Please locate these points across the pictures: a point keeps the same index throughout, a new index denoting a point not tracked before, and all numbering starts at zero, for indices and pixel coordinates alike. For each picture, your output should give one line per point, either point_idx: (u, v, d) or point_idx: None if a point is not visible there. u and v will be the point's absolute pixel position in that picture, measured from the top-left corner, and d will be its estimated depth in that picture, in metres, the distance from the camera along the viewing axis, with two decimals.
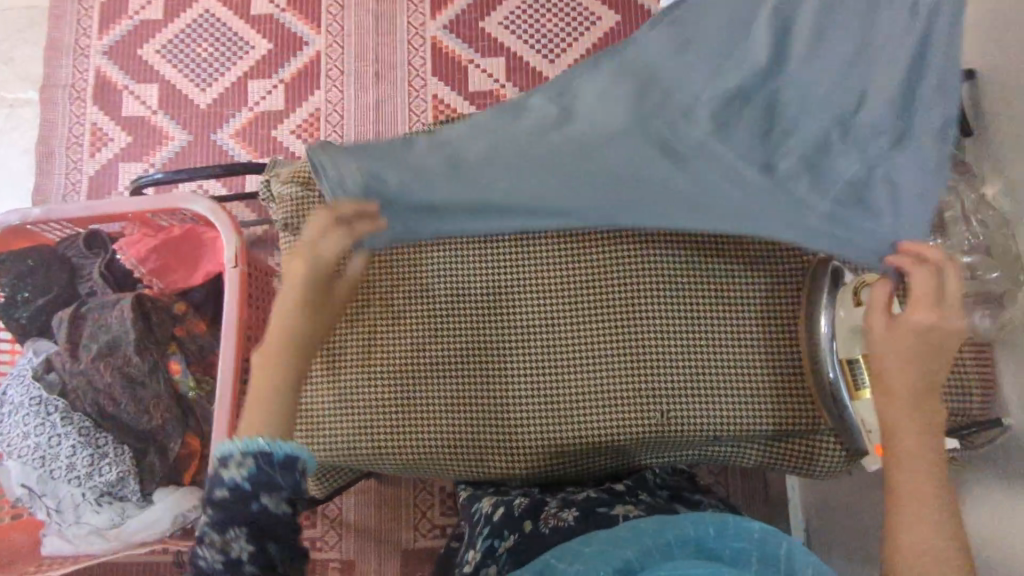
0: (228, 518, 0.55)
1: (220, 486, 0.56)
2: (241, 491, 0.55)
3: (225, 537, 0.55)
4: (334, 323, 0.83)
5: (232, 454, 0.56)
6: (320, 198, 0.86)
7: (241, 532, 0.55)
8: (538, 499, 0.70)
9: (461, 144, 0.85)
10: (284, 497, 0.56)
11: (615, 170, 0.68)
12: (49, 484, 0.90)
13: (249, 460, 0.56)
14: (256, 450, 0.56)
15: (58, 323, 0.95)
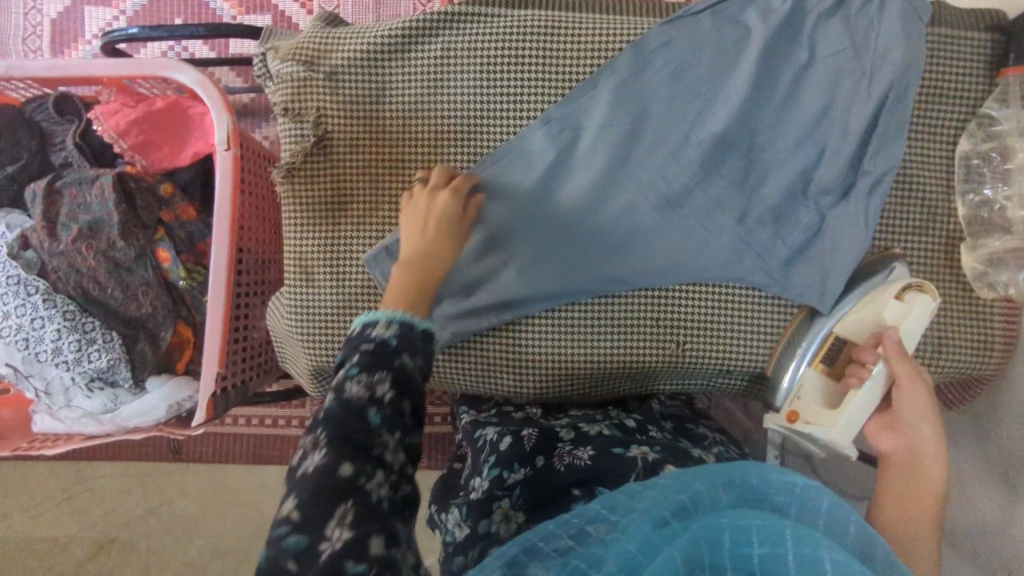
0: (375, 363, 0.51)
1: (367, 341, 0.52)
2: (385, 345, 0.52)
3: (373, 378, 0.50)
4: (339, 224, 0.78)
5: (376, 318, 0.54)
6: (326, 83, 0.77)
7: (386, 378, 0.51)
8: (548, 430, 0.71)
9: (487, 31, 0.76)
10: (422, 364, 0.54)
11: (632, 209, 0.76)
12: (35, 365, 0.86)
13: (395, 324, 0.54)
14: (403, 318, 0.54)
15: (31, 196, 0.87)
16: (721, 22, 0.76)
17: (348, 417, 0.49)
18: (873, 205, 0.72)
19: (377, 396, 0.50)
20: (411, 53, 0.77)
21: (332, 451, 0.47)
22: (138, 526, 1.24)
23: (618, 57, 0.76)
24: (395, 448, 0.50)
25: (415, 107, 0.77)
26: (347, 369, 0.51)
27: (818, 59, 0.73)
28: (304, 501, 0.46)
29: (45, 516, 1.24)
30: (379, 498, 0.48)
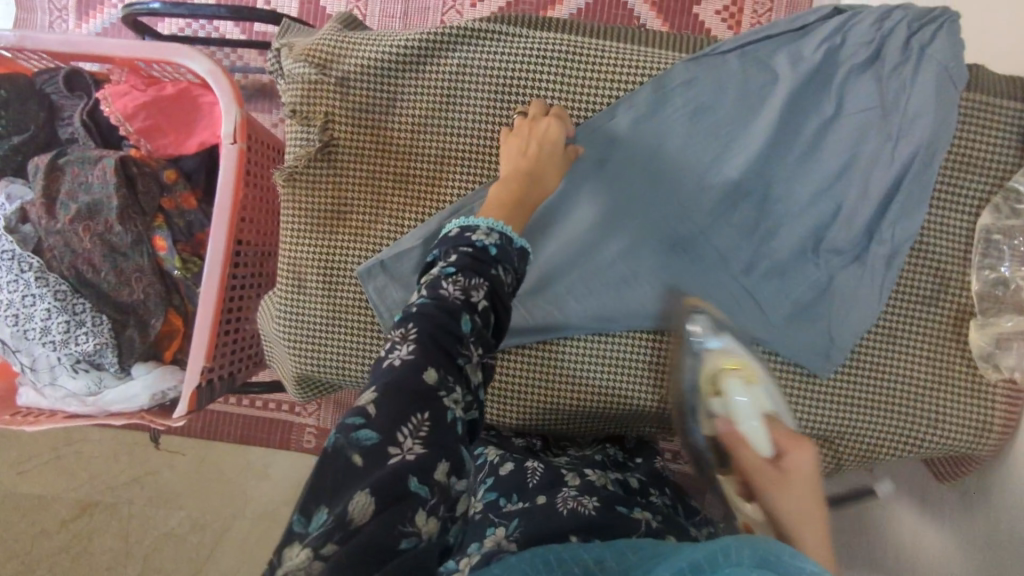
0: (472, 267, 0.52)
1: (467, 244, 0.54)
2: (485, 252, 0.54)
3: (471, 282, 0.51)
4: (337, 234, 0.77)
5: (477, 225, 0.56)
6: (337, 88, 0.75)
7: (483, 285, 0.51)
8: (553, 467, 0.70)
9: (506, 50, 0.74)
10: (512, 282, 0.55)
11: (636, 247, 0.75)
12: (23, 342, 0.86)
13: (494, 234, 0.56)
14: (503, 231, 0.56)
15: (34, 170, 0.86)
16: (748, 66, 0.73)
17: (443, 314, 0.49)
18: (887, 276, 0.71)
19: (471, 301, 0.50)
20: (427, 65, 0.75)
21: (420, 351, 0.47)
22: (121, 493, 1.24)
23: (639, 89, 0.74)
24: (475, 366, 0.50)
25: (425, 121, 0.75)
26: (444, 267, 0.52)
27: (844, 113, 0.71)
28: (383, 396, 0.45)
29: (32, 473, 1.25)
30: (455, 417, 0.46)
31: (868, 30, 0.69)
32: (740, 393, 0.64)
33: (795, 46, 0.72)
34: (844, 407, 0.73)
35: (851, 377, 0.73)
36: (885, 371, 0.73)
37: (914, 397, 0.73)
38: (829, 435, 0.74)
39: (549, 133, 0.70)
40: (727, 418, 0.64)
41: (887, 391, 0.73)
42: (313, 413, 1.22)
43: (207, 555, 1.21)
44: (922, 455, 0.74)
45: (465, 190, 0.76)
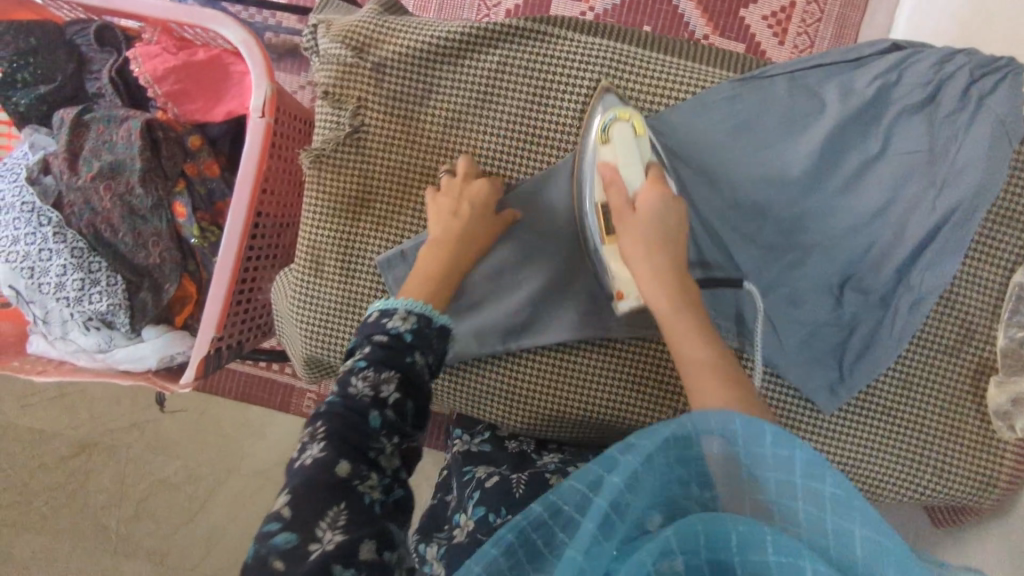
0: (386, 358, 0.57)
1: (383, 332, 0.59)
2: (400, 339, 0.59)
3: (379, 376, 0.56)
4: (358, 222, 0.76)
5: (397, 309, 0.61)
6: (373, 74, 0.74)
7: (394, 375, 0.56)
8: (539, 474, 0.70)
9: (549, 53, 0.73)
10: (429, 362, 0.60)
11: None
12: (36, 294, 0.86)
13: (412, 317, 0.61)
14: (419, 312, 0.62)
15: (60, 123, 0.86)
16: (796, 92, 0.71)
17: (350, 412, 0.53)
18: (908, 324, 0.71)
19: (380, 396, 0.55)
20: (466, 59, 0.73)
21: (331, 447, 0.51)
22: (120, 437, 1.25)
23: (681, 105, 0.73)
24: (389, 455, 0.54)
25: (459, 116, 0.74)
26: (359, 358, 0.58)
27: (889, 153, 0.69)
28: (295, 497, 0.48)
29: (36, 408, 1.26)
30: (371, 500, 0.50)
31: (927, 71, 0.68)
32: (626, 138, 0.67)
33: (849, 77, 0.71)
34: (857, 445, 0.74)
35: (866, 418, 0.73)
36: (902, 413, 0.73)
37: (926, 443, 0.73)
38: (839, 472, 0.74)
39: (481, 193, 0.72)
40: (608, 160, 0.68)
41: (902, 434, 0.73)
42: None
43: (200, 505, 1.23)
44: (925, 500, 0.75)
45: None
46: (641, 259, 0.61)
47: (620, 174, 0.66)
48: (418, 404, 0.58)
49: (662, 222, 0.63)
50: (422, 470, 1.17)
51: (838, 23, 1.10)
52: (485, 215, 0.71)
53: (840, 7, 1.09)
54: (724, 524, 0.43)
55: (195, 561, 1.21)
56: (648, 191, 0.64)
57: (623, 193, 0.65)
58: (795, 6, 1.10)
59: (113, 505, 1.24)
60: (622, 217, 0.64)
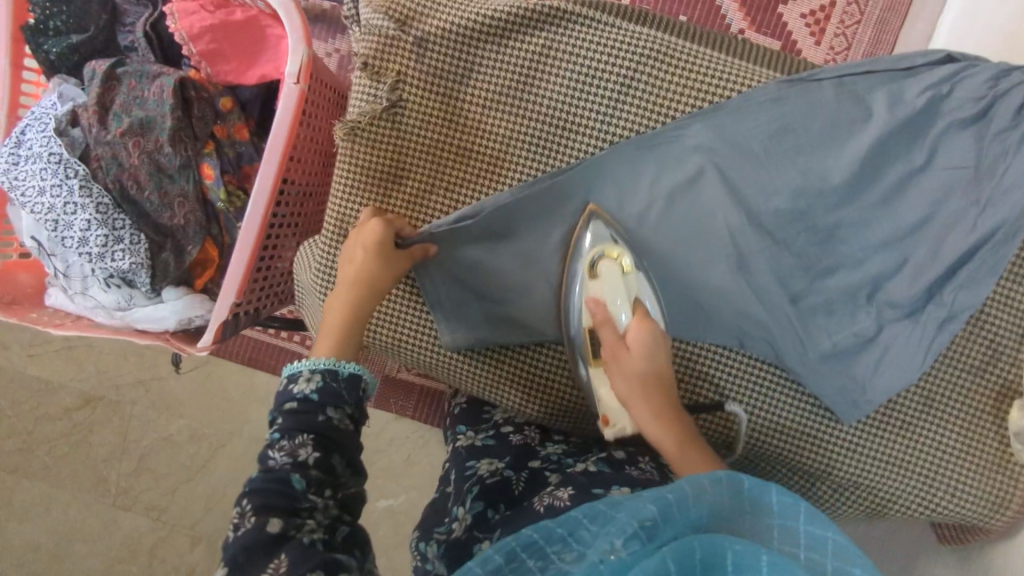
0: (297, 423, 0.60)
1: (290, 399, 0.61)
2: (308, 400, 0.61)
3: (294, 443, 0.59)
4: (390, 199, 0.75)
5: (301, 372, 0.63)
6: (415, 48, 0.72)
7: (309, 439, 0.59)
8: (540, 474, 0.70)
9: (596, 39, 0.72)
10: (346, 412, 0.63)
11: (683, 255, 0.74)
12: (59, 247, 0.86)
13: (316, 376, 0.63)
14: (324, 368, 0.63)
15: (91, 74, 0.84)
16: (847, 96, 0.70)
17: (270, 483, 0.57)
18: (939, 338, 0.70)
19: (299, 460, 0.58)
20: (510, 40, 0.72)
21: (261, 514, 0.56)
22: (126, 393, 1.25)
23: (727, 102, 0.72)
24: (324, 507, 0.58)
25: (499, 98, 0.73)
26: (273, 430, 0.60)
27: (934, 165, 0.68)
28: (236, 563, 0.54)
29: (44, 358, 1.26)
30: (312, 540, 0.55)
31: (982, 84, 0.66)
32: (612, 277, 0.72)
33: (898, 86, 0.69)
34: (872, 459, 0.74)
35: (882, 433, 0.74)
36: (919, 431, 0.73)
37: (940, 462, 0.73)
38: (850, 484, 0.75)
39: (376, 237, 0.70)
40: (595, 297, 0.72)
41: (917, 451, 0.74)
42: None
43: (201, 466, 1.23)
44: (932, 517, 0.76)
45: (526, 176, 0.74)
46: (634, 401, 0.66)
47: (610, 312, 0.71)
48: (344, 452, 0.61)
49: (656, 355, 0.69)
50: (425, 447, 1.17)
51: (877, 26, 1.08)
52: (382, 255, 0.70)
53: (881, 11, 1.08)
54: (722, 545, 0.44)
55: (195, 518, 1.23)
56: (637, 329, 0.69)
57: (614, 332, 0.70)
58: (835, 6, 1.08)
59: (115, 458, 1.25)
60: (618, 348, 0.69)
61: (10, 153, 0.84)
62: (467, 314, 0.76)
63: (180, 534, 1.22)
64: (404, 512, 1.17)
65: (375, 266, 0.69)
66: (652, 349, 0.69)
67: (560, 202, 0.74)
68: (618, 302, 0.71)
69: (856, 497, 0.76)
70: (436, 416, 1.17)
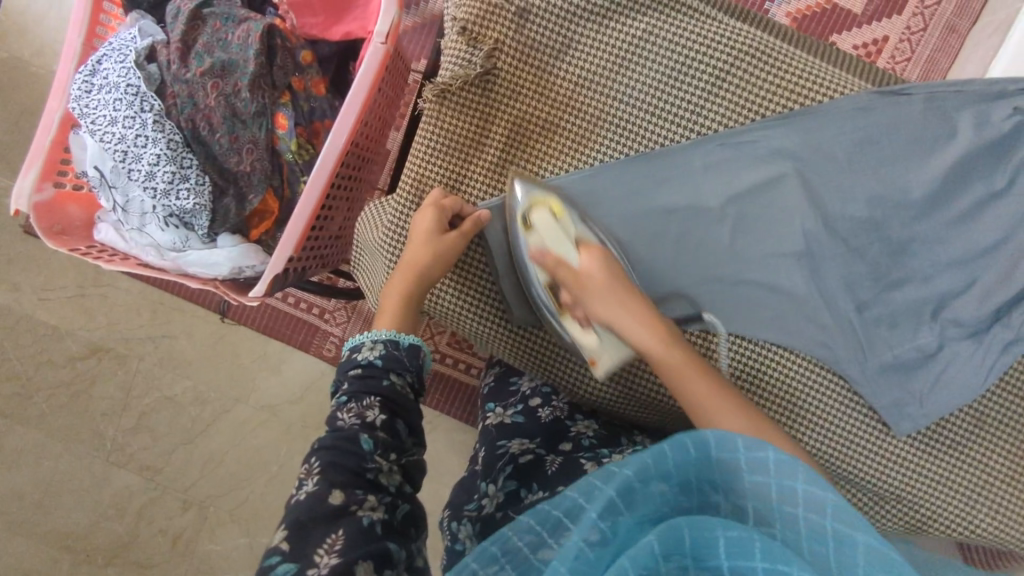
0: (363, 387, 0.62)
1: (355, 365, 0.63)
2: (373, 367, 0.63)
3: (362, 405, 0.60)
4: (470, 165, 0.75)
5: (364, 342, 0.65)
6: (515, 18, 0.73)
7: (376, 401, 0.61)
8: (573, 457, 0.71)
9: (697, 30, 0.72)
10: (407, 380, 0.65)
11: (753, 254, 0.74)
12: (121, 179, 0.85)
13: (380, 345, 0.65)
14: (386, 339, 0.65)
15: (175, 12, 0.84)
16: (933, 113, 0.71)
17: (339, 442, 0.58)
18: (1000, 361, 0.71)
19: (367, 421, 0.59)
20: (612, 21, 0.73)
21: (324, 480, 0.55)
22: (134, 347, 1.21)
23: (818, 106, 0.72)
24: (389, 471, 0.59)
25: (592, 78, 0.74)
26: (340, 395, 0.62)
27: (1014, 192, 0.70)
28: (293, 532, 0.52)
29: (54, 302, 1.20)
30: (371, 520, 0.54)
31: None
32: (548, 224, 0.70)
33: (985, 108, 0.71)
34: (921, 475, 0.74)
35: (934, 449, 0.74)
36: (969, 453, 0.74)
37: (985, 484, 0.74)
38: (896, 498, 0.75)
39: (435, 222, 0.71)
40: (540, 248, 0.70)
41: (966, 471, 0.74)
42: (341, 323, 1.20)
43: (203, 429, 1.20)
44: (968, 539, 0.76)
45: (609, 157, 0.75)
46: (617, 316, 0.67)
47: (561, 255, 0.69)
48: (409, 418, 0.63)
49: (612, 269, 0.69)
50: (434, 433, 1.17)
51: (926, 66, 1.11)
52: (433, 242, 0.70)
53: (931, 51, 1.11)
54: (712, 530, 0.47)
55: (190, 482, 1.19)
56: (590, 257, 0.69)
57: (571, 269, 0.69)
58: (887, 41, 1.11)
59: (115, 414, 1.20)
60: (588, 292, 0.68)
61: (84, 81, 0.83)
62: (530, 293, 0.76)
63: (172, 496, 1.18)
64: None
65: (427, 255, 0.70)
66: (609, 263, 0.69)
67: (638, 189, 0.74)
68: (565, 242, 0.70)
69: (898, 512, 0.76)
70: (446, 398, 1.16)
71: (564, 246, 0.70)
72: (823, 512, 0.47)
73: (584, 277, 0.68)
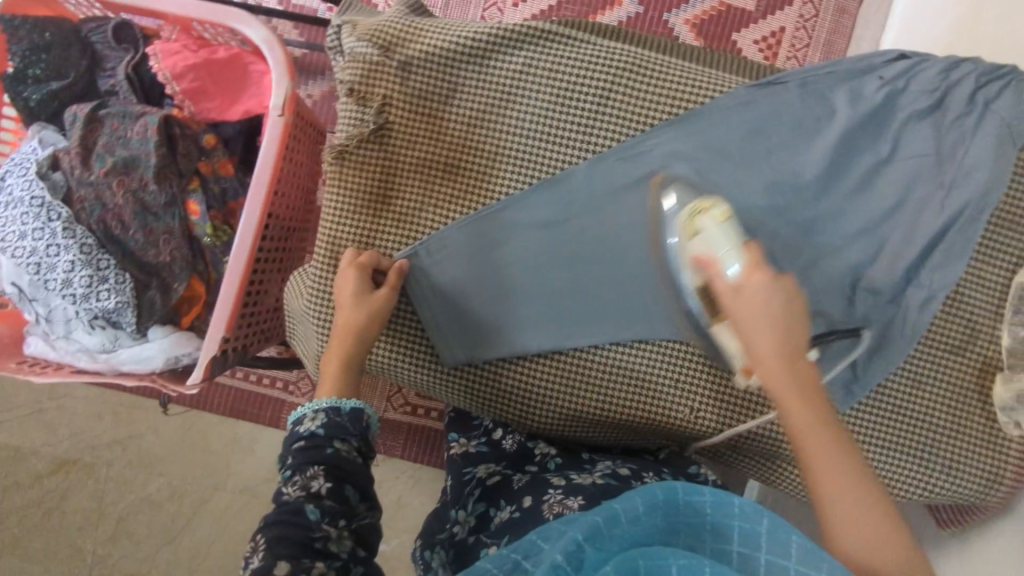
0: (307, 458, 0.59)
1: (298, 437, 0.61)
2: (315, 436, 0.61)
3: (306, 476, 0.58)
4: (380, 218, 0.76)
5: (306, 413, 0.63)
6: (399, 73, 0.75)
7: (320, 470, 0.59)
8: (538, 473, 0.72)
9: (573, 55, 0.75)
10: (354, 446, 0.62)
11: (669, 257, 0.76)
12: (40, 292, 0.85)
13: (321, 414, 0.63)
14: (326, 406, 0.63)
15: (72, 119, 0.85)
16: (806, 94, 0.74)
17: (285, 517, 0.56)
18: (921, 319, 0.73)
19: (312, 491, 0.58)
20: (491, 60, 0.75)
21: (269, 555, 0.54)
22: (102, 454, 1.18)
23: (701, 106, 0.75)
24: (339, 538, 0.57)
25: (483, 116, 0.76)
26: (285, 470, 0.60)
27: (899, 156, 0.73)
28: None
29: (10, 423, 1.18)
30: None
31: (934, 79, 0.72)
32: (711, 227, 0.67)
33: (856, 84, 0.74)
34: (875, 444, 0.75)
35: (880, 416, 0.75)
36: (911, 415, 0.75)
37: (934, 440, 0.76)
38: None
39: (356, 281, 0.71)
40: (702, 253, 0.66)
41: (913, 431, 0.75)
42: (307, 394, 1.17)
43: (183, 525, 1.16)
44: (931, 500, 0.77)
45: (513, 188, 0.76)
46: (755, 325, 0.61)
47: (719, 261, 0.65)
48: (358, 486, 0.60)
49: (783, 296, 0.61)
50: (417, 487, 1.14)
51: (824, 49, 1.15)
52: (360, 302, 0.70)
53: (826, 35, 1.15)
54: (665, 558, 0.44)
55: None
56: (753, 277, 0.62)
57: (724, 279, 0.64)
58: (784, 32, 1.15)
59: (90, 526, 1.16)
60: (727, 302, 0.63)
61: None
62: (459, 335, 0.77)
63: None
64: (398, 554, 1.13)
65: (359, 317, 0.70)
66: (766, 294, 0.61)
67: (546, 213, 0.76)
68: (728, 251, 0.65)
69: None
70: (423, 453, 1.15)
71: (723, 254, 0.65)
72: (787, 554, 0.44)
73: (734, 292, 0.63)
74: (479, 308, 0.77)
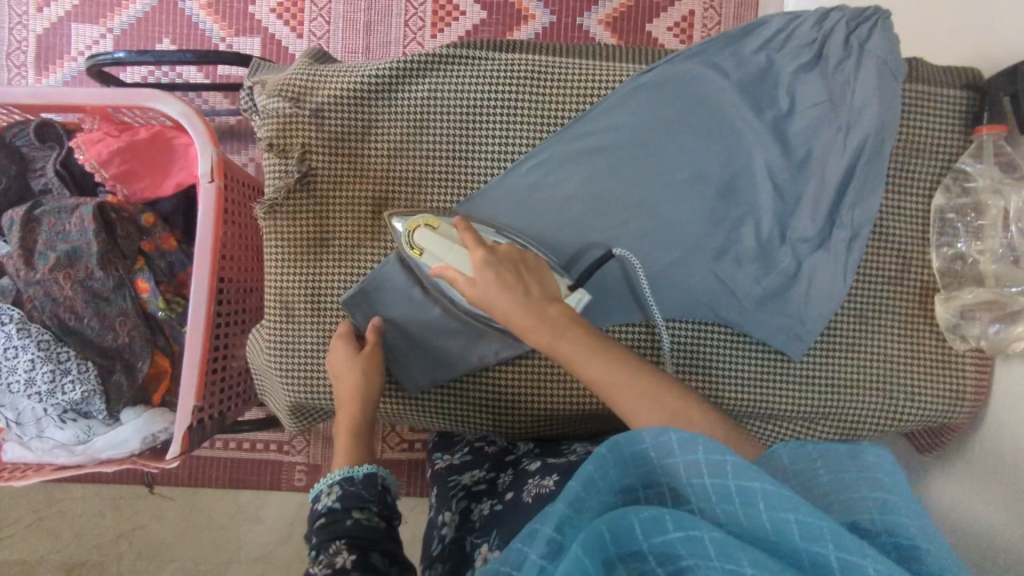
0: (327, 534, 0.59)
1: (316, 516, 0.61)
2: (334, 510, 0.61)
3: (330, 553, 0.58)
4: (322, 262, 0.78)
5: (320, 492, 0.63)
6: (314, 119, 0.78)
7: (344, 544, 0.58)
8: (519, 469, 0.74)
9: (474, 72, 0.78)
10: (374, 512, 0.62)
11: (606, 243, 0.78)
12: (7, 396, 0.86)
13: (336, 488, 0.63)
14: (340, 478, 0.63)
15: (9, 223, 0.86)
16: (702, 54, 0.77)
17: None
18: (852, 256, 0.74)
19: (337, 565, 0.56)
20: (397, 92, 0.78)
21: None
22: (108, 550, 1.17)
23: (604, 96, 0.78)
24: None
25: (401, 146, 0.78)
26: (310, 551, 0.59)
27: (800, 108, 0.75)
28: None
29: (12, 538, 1.17)
30: None
31: (809, 32, 0.75)
32: (430, 239, 0.69)
33: (737, 49, 0.77)
34: (835, 386, 0.78)
35: (832, 359, 0.78)
36: (863, 352, 0.78)
37: (890, 372, 0.78)
38: (819, 416, 0.79)
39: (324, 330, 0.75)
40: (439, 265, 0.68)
41: (868, 367, 0.78)
42: (302, 449, 1.17)
43: None
44: (902, 427, 0.79)
45: (443, 208, 0.79)
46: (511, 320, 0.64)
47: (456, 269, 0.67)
48: (382, 550, 0.59)
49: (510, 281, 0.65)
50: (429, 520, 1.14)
51: (736, 22, 1.20)
52: (350, 364, 0.74)
53: (734, 10, 1.19)
54: (630, 519, 0.45)
55: None
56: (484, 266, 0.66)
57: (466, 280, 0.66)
58: (694, 15, 1.19)
59: None
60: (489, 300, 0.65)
61: None
62: (419, 357, 0.79)
63: None
64: None
65: (359, 376, 0.73)
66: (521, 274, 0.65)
67: None
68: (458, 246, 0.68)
69: (828, 427, 0.79)
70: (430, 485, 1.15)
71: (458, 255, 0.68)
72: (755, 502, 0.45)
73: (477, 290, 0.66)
74: (433, 329, 0.79)
